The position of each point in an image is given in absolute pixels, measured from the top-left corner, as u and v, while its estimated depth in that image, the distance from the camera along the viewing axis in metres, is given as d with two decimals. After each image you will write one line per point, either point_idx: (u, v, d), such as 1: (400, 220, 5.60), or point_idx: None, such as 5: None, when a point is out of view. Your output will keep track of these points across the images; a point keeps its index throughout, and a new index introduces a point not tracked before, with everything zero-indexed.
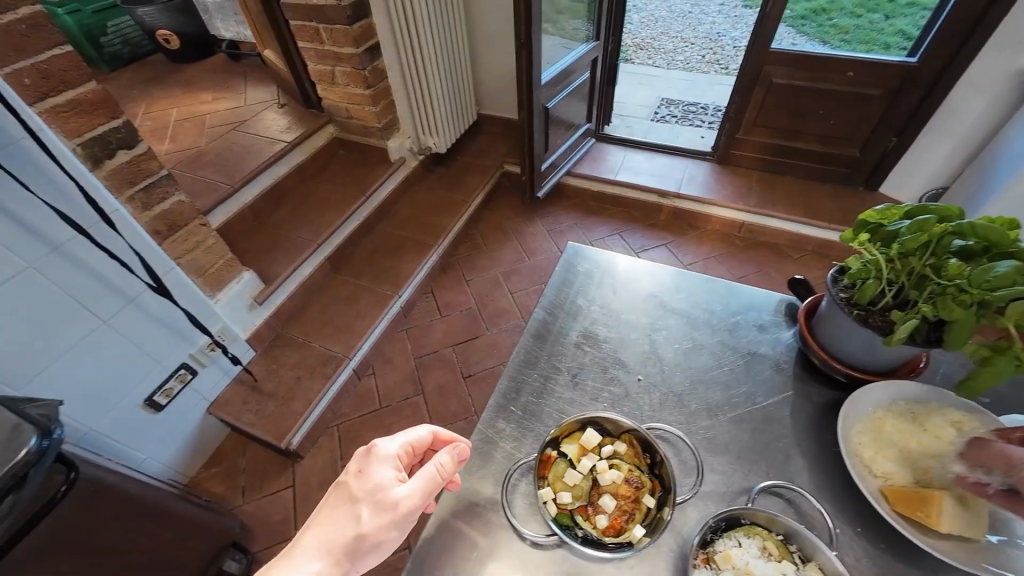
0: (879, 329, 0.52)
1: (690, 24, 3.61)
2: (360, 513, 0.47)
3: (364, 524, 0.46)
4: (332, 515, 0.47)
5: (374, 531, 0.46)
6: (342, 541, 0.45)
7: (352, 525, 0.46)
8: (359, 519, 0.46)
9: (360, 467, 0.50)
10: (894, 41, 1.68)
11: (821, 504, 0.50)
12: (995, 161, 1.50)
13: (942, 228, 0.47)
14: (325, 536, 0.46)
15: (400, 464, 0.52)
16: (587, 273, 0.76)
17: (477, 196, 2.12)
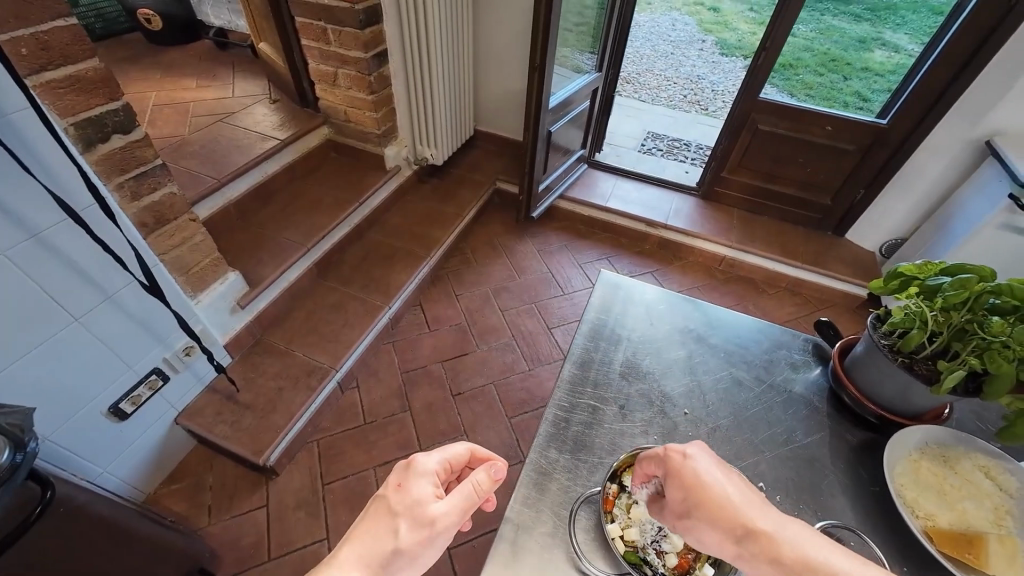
0: (924, 376, 0.56)
1: (672, 65, 3.80)
2: (398, 527, 0.45)
3: (402, 539, 0.44)
4: (371, 527, 0.45)
5: (412, 546, 0.44)
6: (379, 555, 0.43)
7: (390, 537, 0.44)
8: (397, 533, 0.44)
9: (399, 481, 0.48)
10: (852, 100, 1.85)
11: (874, 545, 0.51)
12: (951, 220, 1.66)
13: (983, 286, 0.51)
14: (366, 549, 0.43)
15: (438, 481, 0.50)
16: (622, 302, 0.77)
17: (470, 210, 2.10)
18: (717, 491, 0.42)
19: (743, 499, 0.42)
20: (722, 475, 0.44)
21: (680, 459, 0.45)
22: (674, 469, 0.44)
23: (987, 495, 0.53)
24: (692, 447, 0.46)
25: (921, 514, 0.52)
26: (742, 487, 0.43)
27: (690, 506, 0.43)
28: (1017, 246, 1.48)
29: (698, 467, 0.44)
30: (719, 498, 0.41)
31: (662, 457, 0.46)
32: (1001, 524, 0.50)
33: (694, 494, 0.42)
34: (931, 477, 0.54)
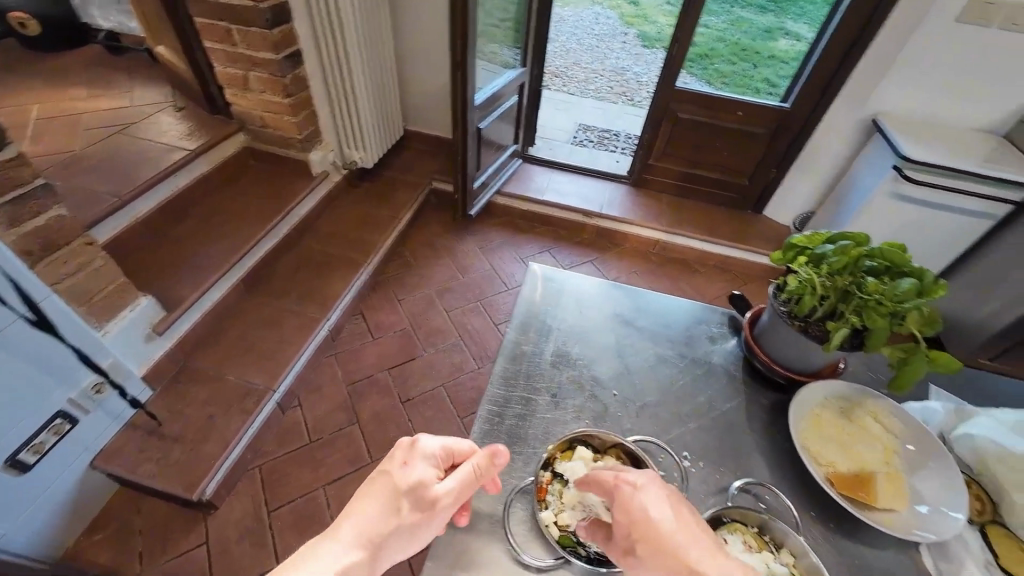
0: (817, 337, 0.61)
1: (597, 58, 3.90)
2: (399, 507, 0.44)
3: (402, 517, 0.43)
4: (371, 502, 0.44)
5: (411, 524, 0.44)
6: (378, 533, 0.42)
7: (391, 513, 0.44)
8: (397, 511, 0.44)
9: (404, 459, 0.47)
10: (763, 85, 2.05)
11: (784, 495, 0.55)
12: (848, 192, 1.83)
13: (859, 252, 0.57)
14: (364, 526, 0.42)
15: (442, 459, 0.49)
16: (551, 293, 0.79)
17: (406, 213, 2.06)
18: (664, 534, 0.41)
19: (690, 544, 0.40)
20: (670, 512, 0.42)
21: (630, 490, 0.44)
22: (622, 501, 0.43)
23: (879, 437, 0.59)
24: (644, 477, 0.45)
25: (824, 463, 0.56)
26: (691, 528, 0.41)
27: (634, 542, 0.42)
28: (902, 212, 1.65)
29: (645, 504, 0.43)
30: (666, 539, 0.40)
31: (611, 485, 0.45)
32: (891, 462, 0.57)
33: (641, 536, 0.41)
34: (831, 427, 0.59)
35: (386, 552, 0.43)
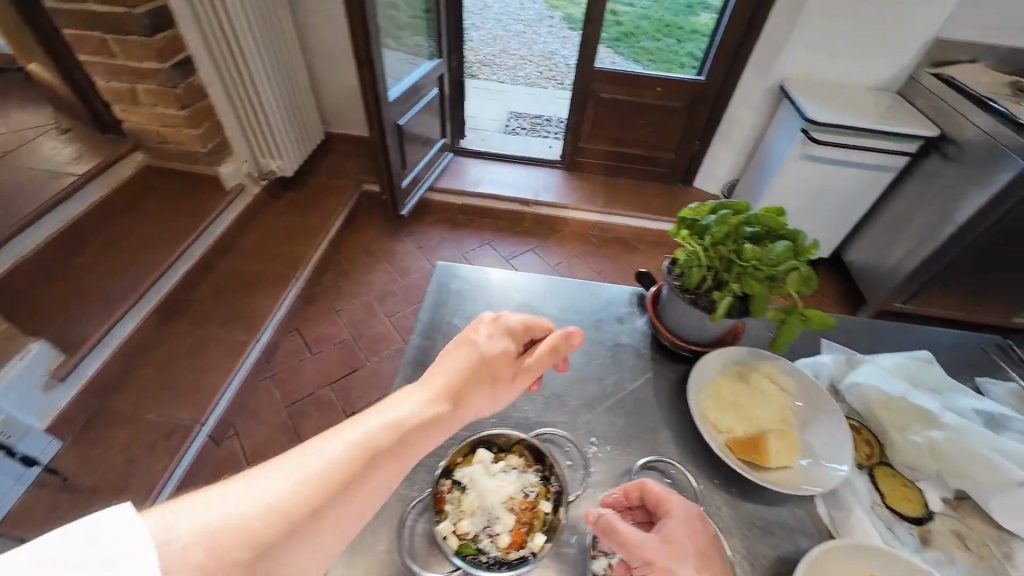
0: (706, 308, 0.62)
1: (525, 43, 3.86)
2: (484, 371, 0.50)
3: (487, 380, 0.50)
4: (458, 363, 0.50)
5: (493, 386, 0.51)
6: (465, 387, 0.48)
7: (476, 367, 0.50)
8: (483, 374, 0.50)
9: (486, 332, 0.53)
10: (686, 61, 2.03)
11: (685, 467, 0.56)
12: (766, 158, 1.90)
13: (737, 220, 0.58)
14: (450, 381, 0.48)
15: (517, 339, 0.56)
16: (459, 290, 0.77)
17: (336, 219, 1.97)
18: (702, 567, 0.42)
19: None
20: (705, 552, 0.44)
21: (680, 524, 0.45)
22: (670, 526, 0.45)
23: (775, 397, 0.60)
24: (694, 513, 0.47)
25: (723, 430, 0.58)
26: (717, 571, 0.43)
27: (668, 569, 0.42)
28: (815, 172, 1.73)
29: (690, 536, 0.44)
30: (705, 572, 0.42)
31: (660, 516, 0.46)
32: (786, 420, 0.58)
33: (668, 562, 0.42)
34: (729, 393, 0.61)
35: (469, 402, 0.49)
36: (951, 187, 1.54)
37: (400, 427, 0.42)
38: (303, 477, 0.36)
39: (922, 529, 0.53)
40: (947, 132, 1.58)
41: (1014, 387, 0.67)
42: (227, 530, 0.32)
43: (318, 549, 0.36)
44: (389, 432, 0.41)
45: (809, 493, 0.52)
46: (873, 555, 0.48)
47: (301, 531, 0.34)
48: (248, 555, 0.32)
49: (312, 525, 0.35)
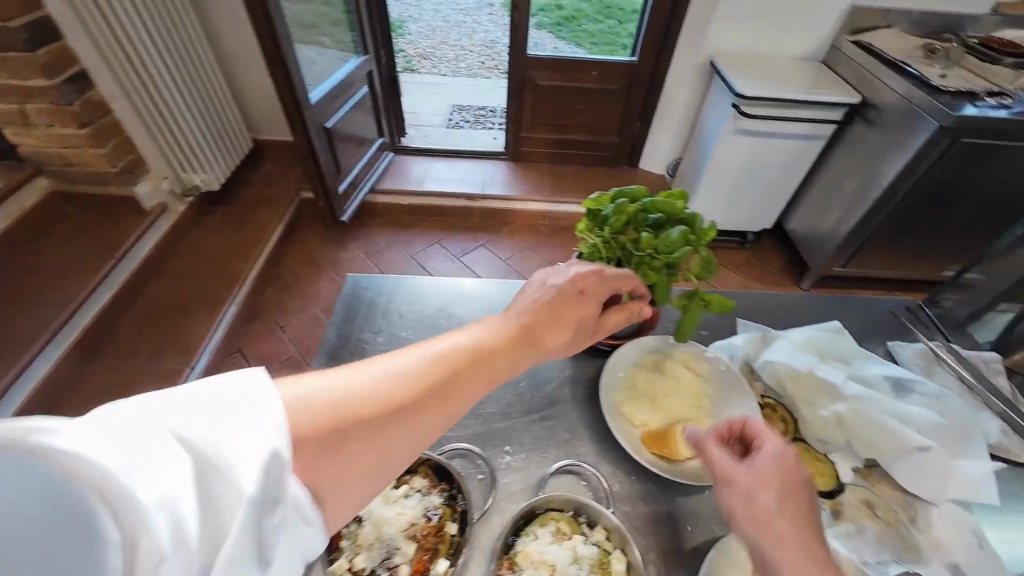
0: None
1: (466, 33, 3.76)
2: (576, 311, 0.50)
3: (574, 320, 0.50)
4: (545, 300, 0.49)
5: (576, 326, 0.50)
6: (551, 322, 0.49)
7: (555, 305, 0.49)
8: (571, 312, 0.50)
9: (571, 270, 0.53)
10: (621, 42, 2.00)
11: (600, 468, 0.55)
12: (703, 134, 1.91)
13: (634, 208, 0.57)
14: (540, 314, 0.48)
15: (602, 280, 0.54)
16: (370, 302, 0.73)
17: (273, 230, 1.88)
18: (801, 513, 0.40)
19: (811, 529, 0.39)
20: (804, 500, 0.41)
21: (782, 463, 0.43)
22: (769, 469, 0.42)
23: (690, 385, 0.59)
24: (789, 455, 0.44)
25: (639, 424, 0.57)
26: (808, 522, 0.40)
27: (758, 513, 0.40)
28: (749, 145, 1.75)
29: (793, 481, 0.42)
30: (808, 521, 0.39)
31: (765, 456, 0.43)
32: (701, 407, 0.58)
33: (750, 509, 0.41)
34: (645, 385, 0.59)
35: (550, 340, 0.49)
36: (875, 152, 1.59)
37: (476, 352, 0.44)
38: (382, 377, 0.38)
39: (833, 503, 0.53)
40: (868, 98, 1.62)
41: (919, 347, 0.69)
42: (337, 405, 0.35)
43: (389, 449, 0.37)
44: (465, 352, 0.43)
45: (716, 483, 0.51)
46: None
47: (381, 424, 0.36)
48: (330, 436, 0.34)
49: (387, 423, 0.37)
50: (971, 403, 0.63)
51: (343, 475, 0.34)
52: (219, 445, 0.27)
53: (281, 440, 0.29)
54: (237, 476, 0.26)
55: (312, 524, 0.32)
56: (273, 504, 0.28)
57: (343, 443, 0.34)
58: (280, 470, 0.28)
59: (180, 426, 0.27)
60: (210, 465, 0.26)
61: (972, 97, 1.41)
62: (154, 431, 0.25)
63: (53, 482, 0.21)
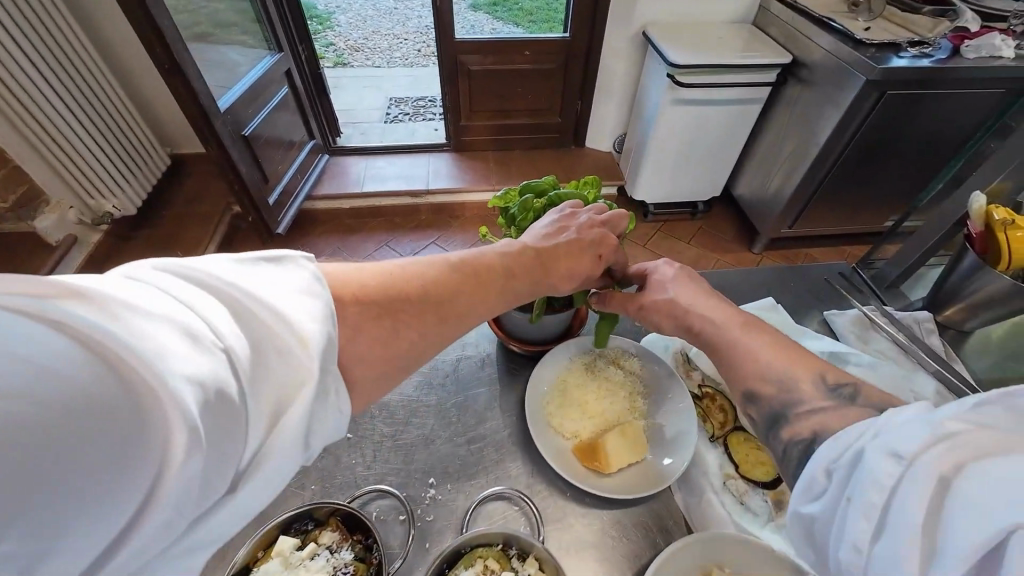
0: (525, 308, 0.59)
1: (399, 19, 3.56)
2: (581, 249, 0.54)
3: (579, 257, 0.53)
4: (553, 239, 0.53)
5: (580, 264, 0.53)
6: (556, 257, 0.52)
7: (574, 244, 0.54)
8: (575, 250, 0.53)
9: (573, 216, 0.57)
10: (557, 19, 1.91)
11: (531, 490, 0.51)
12: (643, 107, 1.88)
13: (540, 203, 0.60)
14: (548, 249, 0.52)
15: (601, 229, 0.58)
16: None
17: (204, 250, 1.75)
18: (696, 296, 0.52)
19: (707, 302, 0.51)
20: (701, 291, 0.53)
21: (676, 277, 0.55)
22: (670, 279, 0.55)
23: (621, 386, 0.57)
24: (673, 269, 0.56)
25: (569, 435, 0.54)
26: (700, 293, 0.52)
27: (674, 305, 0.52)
28: (689, 115, 1.72)
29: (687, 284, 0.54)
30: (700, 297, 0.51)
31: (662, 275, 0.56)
32: (634, 409, 0.55)
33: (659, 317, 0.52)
34: (575, 392, 0.56)
35: (557, 272, 0.52)
36: (809, 111, 1.59)
37: (506, 271, 0.47)
38: (426, 279, 0.42)
39: (776, 492, 0.50)
40: (799, 57, 1.62)
41: (853, 314, 0.68)
42: (383, 280, 0.40)
43: (420, 353, 0.40)
44: (498, 269, 0.47)
45: (649, 493, 0.49)
46: (725, 546, 0.44)
47: (419, 301, 0.40)
48: (383, 330, 0.38)
49: (427, 324, 0.40)
50: (906, 366, 0.61)
51: (376, 366, 0.37)
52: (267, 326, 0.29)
53: (329, 324, 0.33)
54: (284, 348, 0.30)
55: (343, 412, 0.34)
56: (323, 374, 0.31)
57: (391, 339, 0.38)
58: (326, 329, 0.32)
59: (223, 300, 0.29)
60: (264, 341, 0.29)
61: (896, 48, 1.42)
62: (202, 306, 0.27)
63: (110, 365, 0.22)
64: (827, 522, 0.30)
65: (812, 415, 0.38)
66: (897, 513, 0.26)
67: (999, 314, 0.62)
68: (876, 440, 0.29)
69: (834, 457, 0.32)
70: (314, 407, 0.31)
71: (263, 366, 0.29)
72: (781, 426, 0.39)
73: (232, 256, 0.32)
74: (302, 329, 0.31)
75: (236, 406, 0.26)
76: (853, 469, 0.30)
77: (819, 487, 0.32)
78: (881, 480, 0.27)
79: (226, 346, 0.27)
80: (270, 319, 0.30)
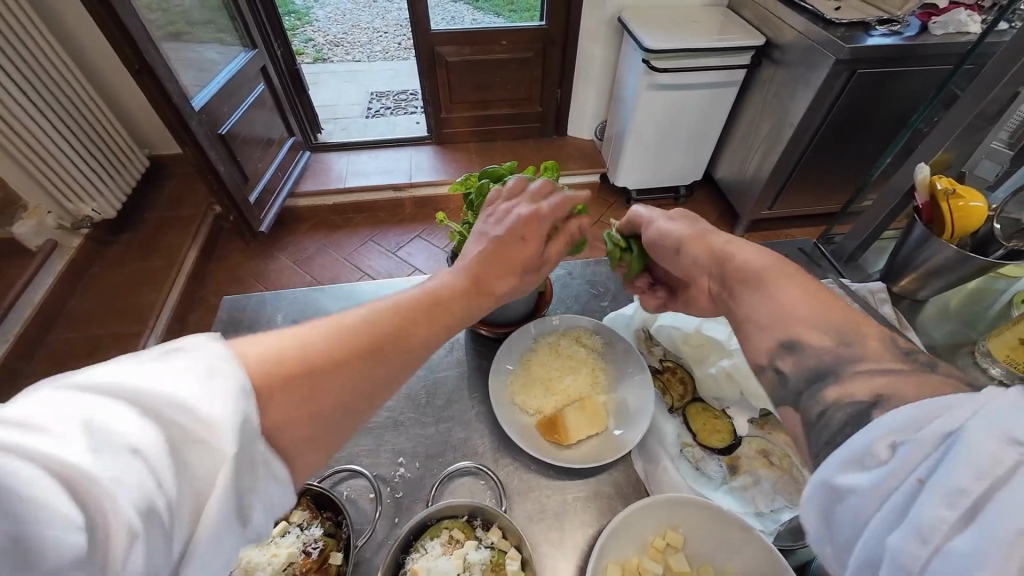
0: None
1: (378, 12, 3.51)
2: (519, 245, 0.51)
3: (522, 252, 0.51)
4: (486, 242, 0.51)
5: (527, 258, 0.52)
6: (495, 259, 0.50)
7: (513, 245, 0.51)
8: (514, 248, 0.51)
9: (504, 209, 0.54)
10: (531, 6, 1.91)
11: (496, 464, 0.53)
12: (622, 92, 1.88)
13: (496, 188, 0.62)
14: (484, 253, 0.50)
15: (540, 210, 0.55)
16: (255, 324, 0.70)
17: (185, 252, 1.74)
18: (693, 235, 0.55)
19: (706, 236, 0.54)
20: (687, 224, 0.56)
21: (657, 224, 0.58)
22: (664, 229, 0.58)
23: (585, 363, 0.60)
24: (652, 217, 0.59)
25: (532, 411, 0.56)
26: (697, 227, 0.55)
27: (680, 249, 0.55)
28: (666, 99, 1.73)
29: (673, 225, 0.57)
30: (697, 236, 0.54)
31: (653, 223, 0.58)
32: (595, 384, 0.58)
33: (677, 251, 0.54)
34: (539, 370, 0.59)
35: (499, 273, 0.50)
36: (783, 91, 1.61)
37: (441, 299, 0.45)
38: (349, 337, 0.37)
39: (731, 457, 0.52)
40: (771, 38, 1.63)
41: None
42: (299, 345, 0.35)
43: (351, 412, 0.36)
44: (456, 295, 0.46)
45: (604, 462, 0.52)
46: (680, 510, 0.46)
47: (343, 362, 0.36)
48: (304, 400, 0.33)
49: (358, 383, 0.36)
50: None
51: (305, 440, 0.34)
52: (177, 419, 0.27)
53: (248, 404, 0.30)
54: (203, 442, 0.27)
55: (284, 481, 0.32)
56: (246, 458, 0.29)
57: (315, 408, 0.34)
58: (246, 413, 0.29)
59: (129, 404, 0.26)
60: (178, 437, 0.27)
61: (865, 26, 1.43)
62: (100, 415, 0.25)
63: None
64: (873, 498, 0.25)
65: (870, 373, 0.34)
66: (1007, 512, 0.21)
67: (948, 282, 0.65)
68: (974, 416, 0.24)
69: (906, 430, 0.26)
70: (245, 493, 0.29)
71: (179, 465, 0.27)
72: (828, 383, 0.35)
73: (141, 351, 0.29)
74: (215, 416, 0.28)
75: (152, 521, 0.25)
76: (944, 447, 0.24)
77: (872, 458, 0.26)
78: (989, 466, 0.22)
79: (133, 453, 0.25)
80: (181, 414, 0.27)
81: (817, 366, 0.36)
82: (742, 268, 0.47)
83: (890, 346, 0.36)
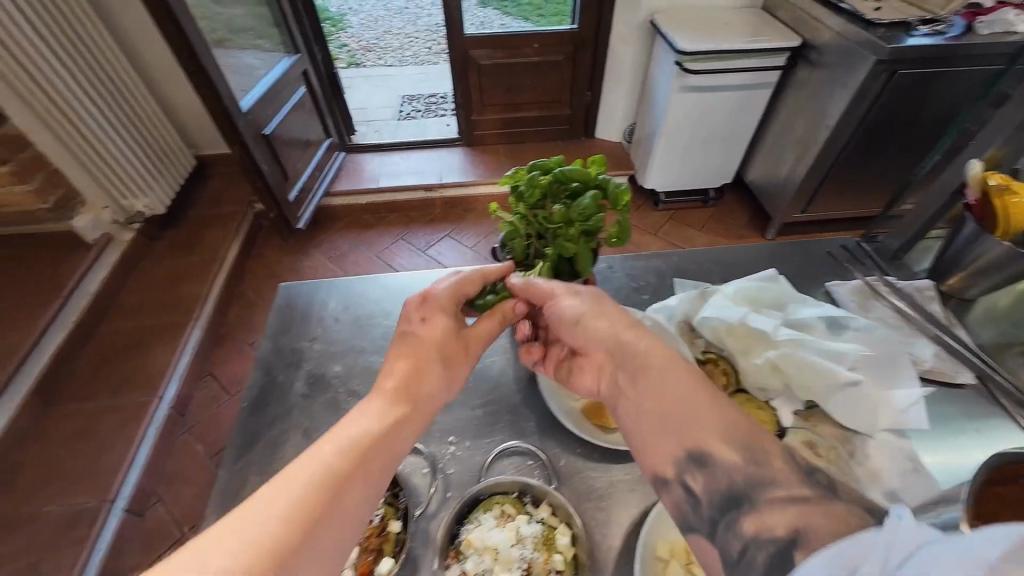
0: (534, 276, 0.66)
1: (409, 18, 3.59)
2: (438, 351, 0.55)
3: (444, 354, 0.55)
4: (405, 351, 0.54)
5: (453, 360, 0.55)
6: (417, 373, 0.52)
7: (434, 350, 0.55)
8: (435, 354, 0.55)
9: (424, 312, 0.57)
10: (562, 10, 1.95)
11: (542, 446, 0.55)
12: (653, 94, 1.88)
13: (547, 181, 0.61)
14: (403, 368, 0.52)
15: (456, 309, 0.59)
16: (309, 309, 0.73)
17: (227, 248, 1.81)
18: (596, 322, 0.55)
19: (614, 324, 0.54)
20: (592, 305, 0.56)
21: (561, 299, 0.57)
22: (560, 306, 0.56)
23: None
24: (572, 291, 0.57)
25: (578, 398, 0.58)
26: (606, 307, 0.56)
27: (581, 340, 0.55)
28: (697, 101, 1.73)
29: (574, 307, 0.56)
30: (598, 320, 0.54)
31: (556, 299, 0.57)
32: None
33: (577, 325, 0.55)
34: None
35: (424, 391, 0.51)
36: (817, 91, 1.59)
37: (370, 447, 0.43)
38: (275, 545, 0.34)
39: None
40: (807, 39, 1.62)
41: (855, 284, 0.71)
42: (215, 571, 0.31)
43: None
44: (383, 437, 0.45)
45: None
46: None
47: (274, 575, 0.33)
48: None
49: None
50: (906, 332, 0.64)
51: None
52: None
53: None
54: None
55: None
56: None
57: None
58: None
59: None
60: None
61: (907, 27, 1.41)
62: None
63: None
64: None
65: (784, 504, 0.36)
66: None
67: (997, 281, 0.64)
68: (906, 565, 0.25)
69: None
70: None
71: None
72: (744, 512, 0.38)
73: None
74: None
75: None
76: None
77: None
78: None
79: None
80: None
81: (729, 488, 0.39)
82: (645, 361, 0.49)
83: (792, 465, 0.39)
